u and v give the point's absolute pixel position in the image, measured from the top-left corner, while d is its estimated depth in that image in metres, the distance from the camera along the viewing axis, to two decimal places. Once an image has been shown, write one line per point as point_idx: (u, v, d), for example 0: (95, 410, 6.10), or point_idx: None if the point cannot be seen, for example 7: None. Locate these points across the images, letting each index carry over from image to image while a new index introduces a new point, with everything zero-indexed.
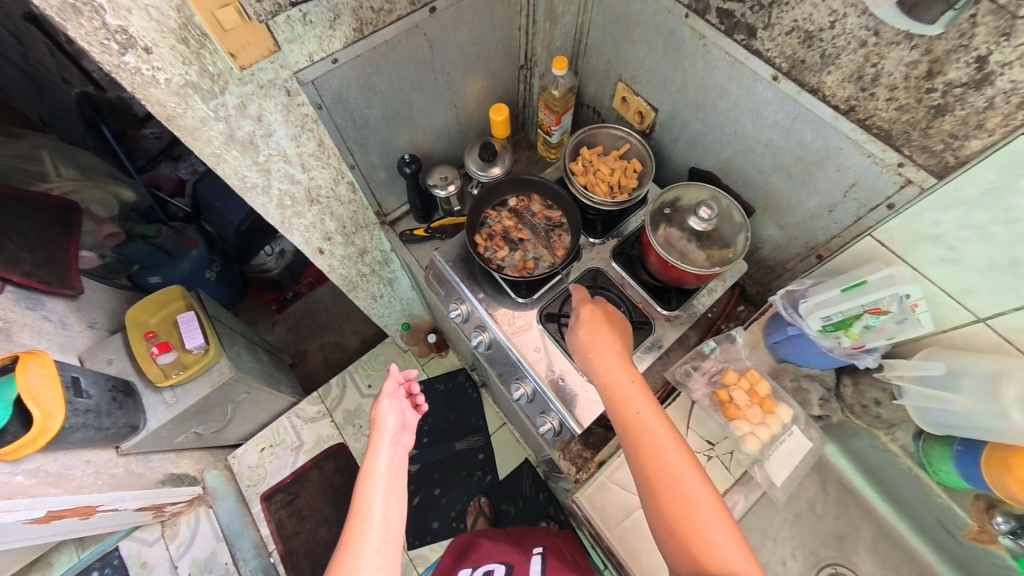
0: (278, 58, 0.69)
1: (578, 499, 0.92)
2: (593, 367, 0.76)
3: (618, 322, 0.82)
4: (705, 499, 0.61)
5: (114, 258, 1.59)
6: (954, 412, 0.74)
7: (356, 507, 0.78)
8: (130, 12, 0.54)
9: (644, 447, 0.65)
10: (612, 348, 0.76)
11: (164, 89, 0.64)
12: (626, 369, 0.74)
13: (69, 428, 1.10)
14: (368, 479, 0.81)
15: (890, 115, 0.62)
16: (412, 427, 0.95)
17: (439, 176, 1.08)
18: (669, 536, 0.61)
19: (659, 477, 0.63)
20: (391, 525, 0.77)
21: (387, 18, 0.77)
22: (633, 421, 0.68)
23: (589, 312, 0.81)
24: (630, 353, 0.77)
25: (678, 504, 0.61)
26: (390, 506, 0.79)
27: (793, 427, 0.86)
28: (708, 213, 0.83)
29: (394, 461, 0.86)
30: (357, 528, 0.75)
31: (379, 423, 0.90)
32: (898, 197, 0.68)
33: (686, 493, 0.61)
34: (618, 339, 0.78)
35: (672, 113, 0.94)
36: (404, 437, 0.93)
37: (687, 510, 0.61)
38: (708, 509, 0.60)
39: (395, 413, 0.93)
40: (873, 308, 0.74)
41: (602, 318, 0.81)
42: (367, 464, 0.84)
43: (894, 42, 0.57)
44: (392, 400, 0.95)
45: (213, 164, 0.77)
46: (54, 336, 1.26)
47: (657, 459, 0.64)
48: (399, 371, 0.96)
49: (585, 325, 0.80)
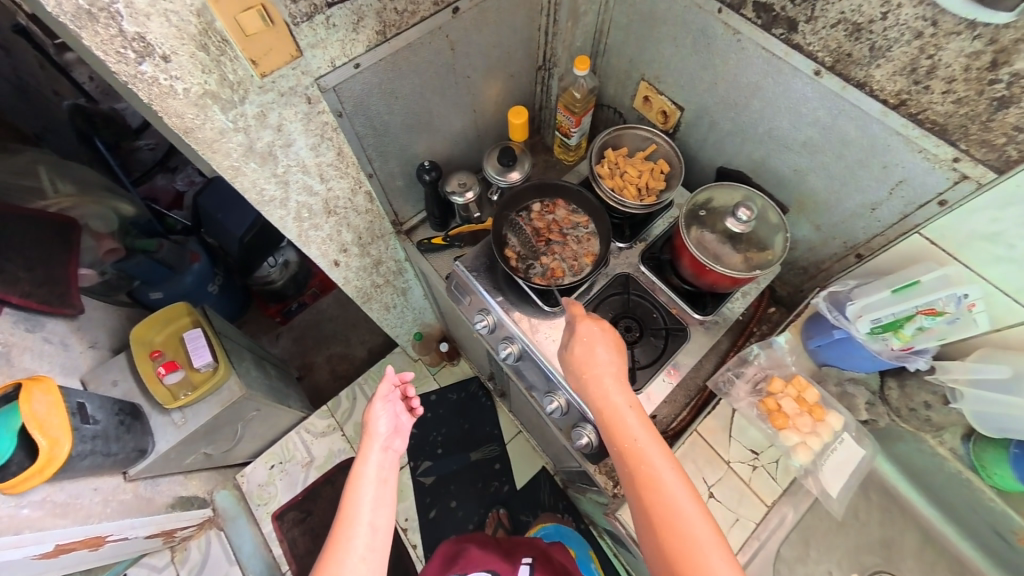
0: (300, 64, 0.66)
1: (622, 516, 0.88)
2: (587, 391, 0.72)
3: (616, 342, 0.76)
4: (705, 536, 0.58)
5: (114, 274, 1.52)
6: (1015, 416, 0.73)
7: (343, 511, 0.75)
8: (149, 18, 0.51)
9: (640, 477, 0.63)
10: (607, 369, 0.72)
11: (182, 100, 0.60)
12: (622, 393, 0.70)
13: (76, 456, 1.06)
14: (357, 483, 0.78)
15: (947, 108, 0.60)
16: (406, 430, 0.91)
17: (457, 182, 1.05)
18: (665, 573, 0.58)
19: (656, 510, 0.60)
20: (378, 531, 0.74)
21: (411, 20, 0.73)
22: (630, 451, 0.65)
23: (583, 334, 0.76)
24: (626, 375, 0.73)
25: (676, 542, 0.58)
26: (377, 512, 0.75)
27: (843, 434, 0.84)
28: (747, 214, 0.80)
29: (385, 466, 0.82)
30: (343, 533, 0.72)
31: (371, 427, 0.86)
32: (951, 194, 0.65)
33: (685, 528, 0.59)
34: (615, 361, 0.74)
35: (700, 112, 0.92)
36: (397, 441, 0.88)
37: (687, 547, 0.58)
38: (709, 548, 0.57)
39: (388, 416, 0.89)
40: (928, 309, 0.72)
41: (600, 340, 0.76)
42: (357, 469, 0.80)
43: (954, 32, 0.55)
44: (385, 403, 0.90)
45: (231, 177, 0.73)
46: (54, 359, 1.21)
47: (654, 490, 0.61)
48: (393, 373, 0.91)
49: (579, 348, 0.75)
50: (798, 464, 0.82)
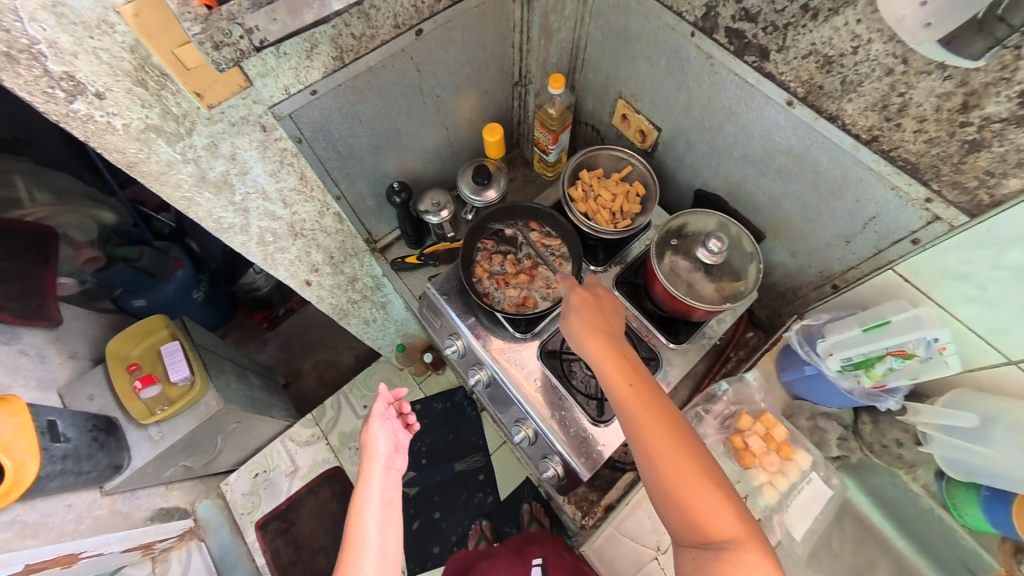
0: (250, 93, 0.63)
1: (587, 552, 0.93)
2: (586, 344, 0.72)
3: (605, 302, 0.78)
4: (700, 471, 0.61)
5: (94, 283, 1.50)
6: (985, 463, 0.74)
7: (350, 538, 0.73)
8: (76, 57, 0.49)
9: (645, 422, 0.64)
10: (598, 326, 0.73)
11: (123, 136, 0.58)
12: (617, 345, 0.71)
13: (46, 476, 1.04)
14: (360, 508, 0.76)
15: (918, 147, 0.57)
16: (406, 447, 0.87)
17: (431, 201, 1.02)
18: (670, 510, 0.60)
19: (662, 452, 0.62)
20: (387, 555, 0.73)
21: (370, 44, 0.71)
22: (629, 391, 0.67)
23: (576, 298, 0.77)
24: (617, 330, 0.75)
25: (683, 478, 0.60)
26: (385, 534, 0.74)
27: (812, 473, 0.88)
28: (718, 246, 0.78)
29: (388, 486, 0.80)
30: (351, 560, 0.71)
31: (369, 449, 0.82)
32: (924, 232, 0.64)
33: (685, 466, 0.61)
34: (605, 318, 0.75)
35: (675, 134, 0.89)
36: (398, 460, 0.85)
37: (691, 481, 0.60)
38: (708, 482, 0.60)
39: (387, 436, 0.85)
40: (898, 351, 0.72)
41: (590, 302, 0.77)
42: (360, 492, 0.78)
43: (924, 71, 0.52)
44: (384, 422, 0.85)
45: (184, 208, 0.71)
46: (30, 372, 1.19)
47: (659, 431, 0.63)
48: (389, 391, 0.86)
49: (575, 309, 0.76)
50: (763, 504, 0.86)
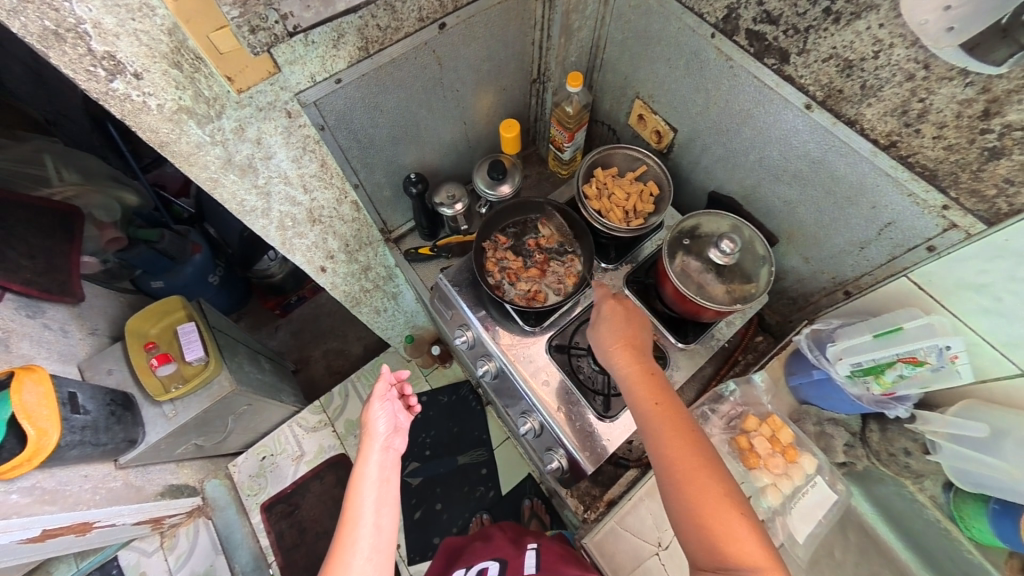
0: (278, 80, 0.66)
1: (587, 544, 0.93)
2: (613, 357, 0.75)
3: (638, 317, 0.79)
4: (723, 492, 0.62)
5: (116, 264, 1.53)
6: (994, 476, 0.74)
7: (346, 514, 0.74)
8: (118, 38, 0.51)
9: (669, 440, 0.65)
10: (629, 340, 0.75)
11: (156, 115, 0.60)
12: (643, 363, 0.73)
13: (65, 446, 1.08)
14: (358, 485, 0.77)
15: (936, 154, 0.57)
16: (405, 429, 0.89)
17: (446, 194, 1.04)
18: (686, 527, 0.61)
19: (690, 471, 0.63)
20: (382, 531, 0.74)
21: (394, 37, 0.72)
22: (660, 411, 0.68)
23: (609, 308, 0.80)
24: (646, 347, 0.76)
25: (705, 499, 0.61)
26: (381, 512, 0.75)
27: (816, 477, 0.88)
28: (730, 246, 0.78)
29: (386, 465, 0.81)
30: (347, 536, 0.72)
31: (369, 428, 0.84)
32: (940, 241, 0.63)
33: (709, 488, 0.61)
34: (635, 333, 0.77)
35: (691, 135, 0.90)
36: (396, 440, 0.87)
37: (717, 508, 0.60)
38: (730, 505, 0.61)
39: (387, 417, 0.87)
40: (908, 358, 0.72)
41: (622, 315, 0.79)
42: (358, 470, 0.79)
43: (946, 77, 0.52)
44: (384, 403, 0.88)
45: (210, 189, 0.74)
46: (53, 345, 1.22)
47: (684, 452, 0.64)
48: (391, 371, 0.89)
49: (606, 321, 0.78)
50: (767, 505, 0.87)
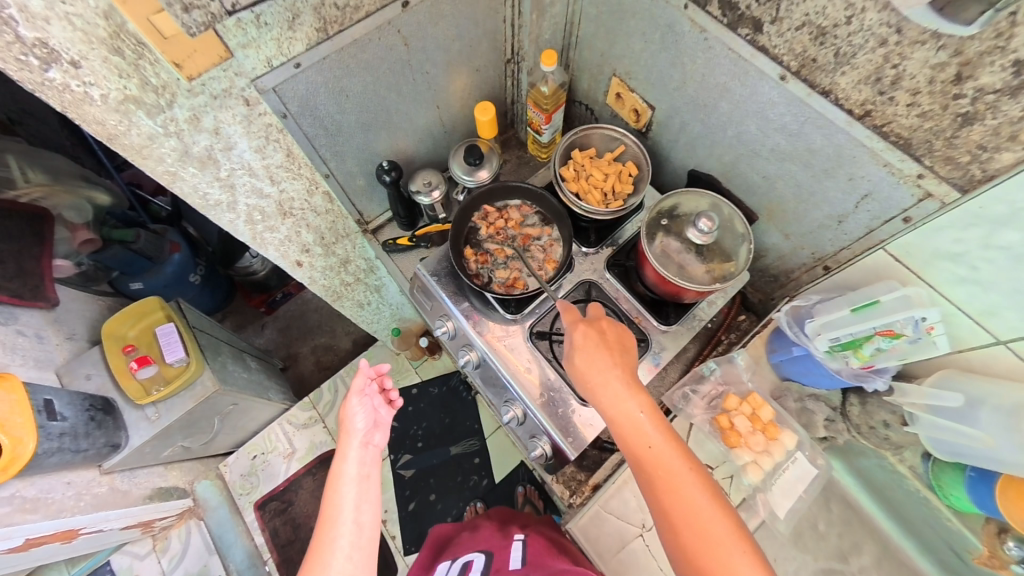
0: (231, 65, 0.62)
1: (573, 529, 0.94)
2: (594, 394, 0.71)
3: (615, 338, 0.75)
4: (723, 530, 0.61)
5: (91, 265, 1.48)
6: (970, 445, 0.75)
7: (325, 513, 0.74)
8: (48, 22, 0.48)
9: (660, 486, 0.64)
10: (614, 372, 0.70)
11: (101, 106, 0.58)
12: (628, 397, 0.69)
13: (43, 454, 1.05)
14: (337, 483, 0.76)
15: (911, 122, 0.56)
16: (386, 423, 0.87)
17: (422, 181, 1.01)
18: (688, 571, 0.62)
19: (682, 516, 0.62)
20: (363, 528, 0.73)
21: (354, 16, 0.69)
22: (644, 452, 0.66)
23: (582, 337, 0.74)
24: (630, 372, 0.72)
25: (699, 542, 0.61)
26: (361, 509, 0.74)
27: (797, 453, 0.89)
28: (708, 225, 0.77)
29: (365, 462, 0.80)
30: (326, 534, 0.72)
31: (347, 424, 0.82)
32: (916, 211, 0.63)
33: (706, 529, 0.61)
34: (618, 361, 0.72)
35: (669, 113, 0.88)
36: (377, 436, 0.85)
37: (713, 550, 0.60)
38: (729, 541, 0.60)
39: (366, 412, 0.85)
40: (885, 331, 0.73)
41: (598, 341, 0.73)
42: (337, 468, 0.78)
43: (919, 41, 0.51)
44: (362, 398, 0.86)
45: (169, 183, 0.71)
46: (28, 352, 1.19)
47: (676, 498, 0.63)
48: (370, 365, 0.86)
49: (582, 352, 0.73)
50: (749, 482, 0.89)
